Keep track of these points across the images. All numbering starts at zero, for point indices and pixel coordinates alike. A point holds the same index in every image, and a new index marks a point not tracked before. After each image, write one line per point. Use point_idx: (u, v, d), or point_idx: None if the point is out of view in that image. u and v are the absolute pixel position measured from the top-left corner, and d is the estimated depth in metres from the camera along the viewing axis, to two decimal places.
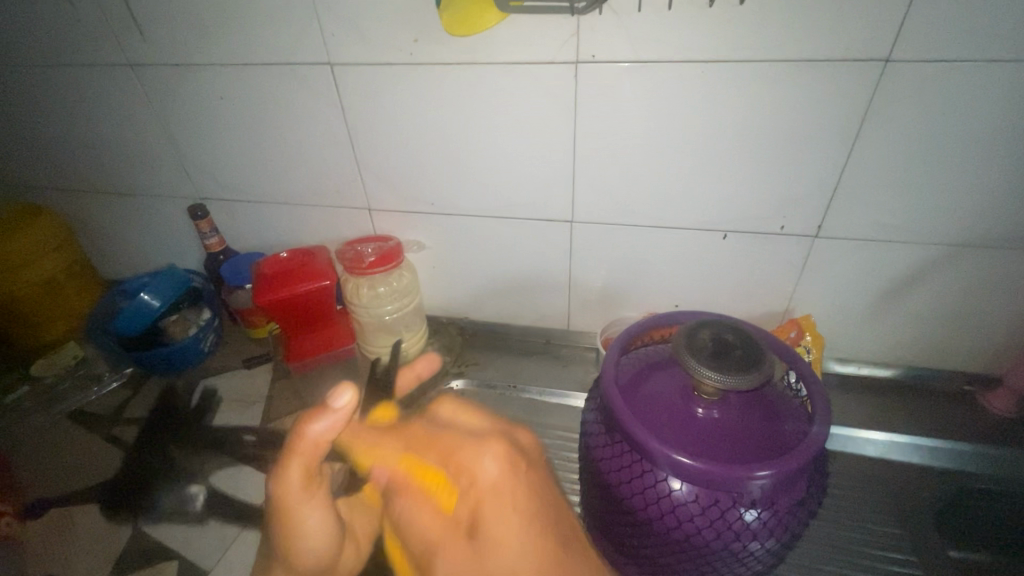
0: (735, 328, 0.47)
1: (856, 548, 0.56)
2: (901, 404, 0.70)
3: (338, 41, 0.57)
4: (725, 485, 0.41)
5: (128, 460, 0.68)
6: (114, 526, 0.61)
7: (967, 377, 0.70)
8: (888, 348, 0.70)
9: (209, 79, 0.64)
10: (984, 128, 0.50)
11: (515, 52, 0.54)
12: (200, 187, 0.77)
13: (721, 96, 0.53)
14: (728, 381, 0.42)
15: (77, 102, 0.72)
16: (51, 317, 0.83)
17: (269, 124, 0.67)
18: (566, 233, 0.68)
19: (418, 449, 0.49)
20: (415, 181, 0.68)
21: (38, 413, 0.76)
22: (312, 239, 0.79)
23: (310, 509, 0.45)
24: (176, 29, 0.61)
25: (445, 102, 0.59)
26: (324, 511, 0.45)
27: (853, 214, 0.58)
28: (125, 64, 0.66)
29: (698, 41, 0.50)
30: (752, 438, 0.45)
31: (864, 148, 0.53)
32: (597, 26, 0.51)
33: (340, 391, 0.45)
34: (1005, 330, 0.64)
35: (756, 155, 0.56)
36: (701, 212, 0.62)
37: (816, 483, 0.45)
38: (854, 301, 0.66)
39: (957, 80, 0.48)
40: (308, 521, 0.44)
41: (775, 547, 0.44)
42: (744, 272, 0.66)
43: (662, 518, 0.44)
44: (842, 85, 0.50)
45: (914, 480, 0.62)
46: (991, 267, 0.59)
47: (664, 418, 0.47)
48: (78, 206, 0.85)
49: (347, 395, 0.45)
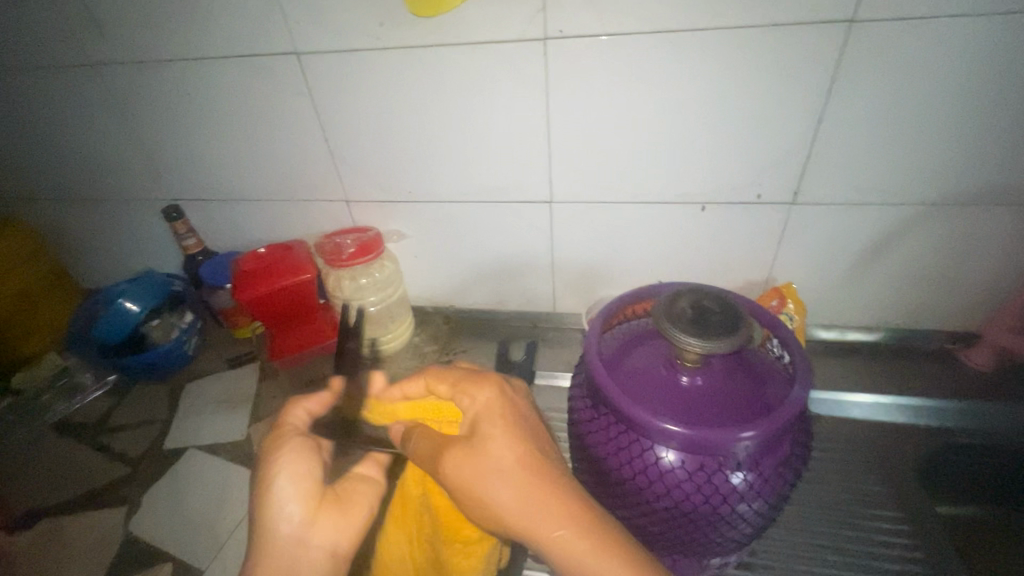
0: (713, 294, 0.47)
1: (848, 508, 0.57)
2: (884, 366, 0.71)
3: (303, 28, 0.56)
4: (711, 448, 0.42)
5: (115, 468, 0.67)
6: (105, 533, 0.60)
7: (948, 335, 0.71)
8: (868, 312, 0.72)
9: (172, 74, 0.63)
10: (949, 85, 0.51)
11: (482, 32, 0.53)
12: (173, 188, 0.76)
13: (691, 67, 0.53)
14: (709, 346, 0.42)
15: (38, 106, 0.70)
16: (29, 329, 0.81)
17: (238, 119, 0.66)
18: (546, 214, 0.67)
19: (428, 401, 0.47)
20: (390, 170, 0.67)
21: (21, 427, 0.74)
22: (292, 234, 0.78)
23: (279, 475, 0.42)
24: (135, 24, 0.60)
25: (414, 87, 0.59)
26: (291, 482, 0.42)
27: (826, 180, 0.59)
28: (85, 64, 0.64)
29: (665, 11, 0.50)
30: (736, 403, 0.46)
31: (834, 112, 0.54)
32: (563, 1, 0.51)
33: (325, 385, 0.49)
34: (980, 286, 0.65)
35: (730, 124, 0.56)
36: (678, 186, 0.62)
37: (801, 443, 0.46)
38: (834, 267, 0.67)
39: (921, 38, 0.48)
40: (277, 476, 0.42)
41: (763, 508, 0.44)
42: (723, 244, 0.67)
43: (650, 487, 0.44)
44: (809, 48, 0.50)
45: (899, 439, 0.63)
46: (965, 224, 0.60)
47: (649, 389, 0.48)
48: (47, 214, 0.83)
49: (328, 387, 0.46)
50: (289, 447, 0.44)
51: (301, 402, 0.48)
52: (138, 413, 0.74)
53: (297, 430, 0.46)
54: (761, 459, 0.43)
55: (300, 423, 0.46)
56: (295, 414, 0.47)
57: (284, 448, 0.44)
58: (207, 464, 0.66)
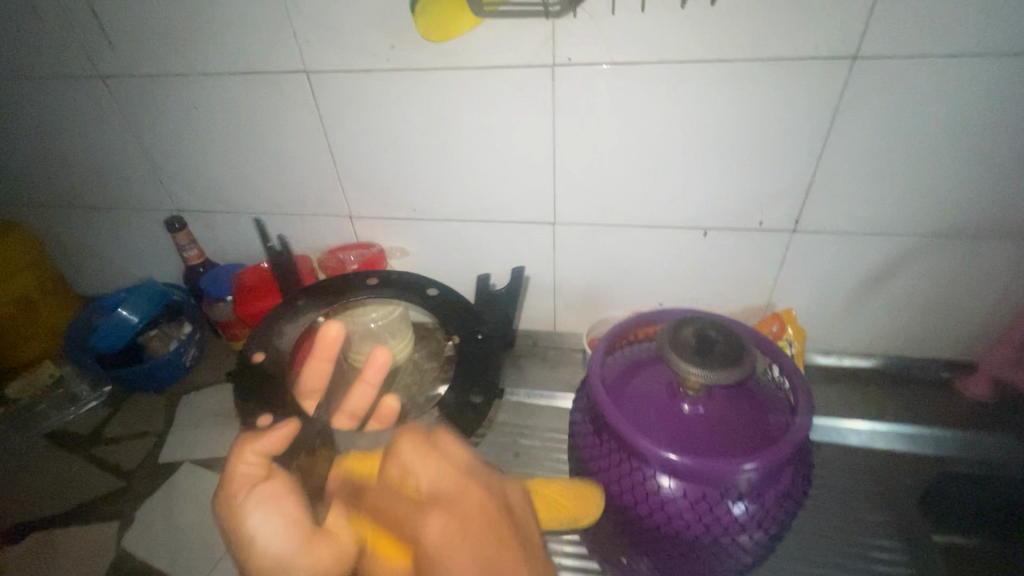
0: (717, 323, 0.47)
1: (848, 537, 0.57)
2: (882, 393, 0.71)
3: (315, 47, 0.57)
4: (713, 478, 0.42)
5: (109, 480, 0.66)
6: (97, 548, 0.59)
7: (945, 363, 0.71)
8: (866, 339, 0.72)
9: (182, 88, 0.63)
10: (949, 121, 0.52)
11: (491, 56, 0.54)
12: (177, 199, 0.76)
13: (697, 96, 0.53)
14: (713, 376, 0.42)
15: (44, 114, 0.70)
16: (26, 337, 0.81)
17: (246, 134, 0.66)
18: (550, 235, 0.68)
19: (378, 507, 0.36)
20: (395, 188, 0.67)
21: (14, 436, 0.74)
22: (294, 248, 0.78)
23: (253, 526, 0.36)
24: (147, 38, 0.60)
25: (422, 107, 0.59)
26: (271, 530, 0.37)
27: (828, 209, 0.60)
28: (95, 75, 0.65)
29: (672, 41, 0.51)
30: (736, 431, 0.46)
31: (836, 144, 0.55)
32: (572, 28, 0.51)
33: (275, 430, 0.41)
34: (976, 316, 0.66)
35: (735, 150, 0.57)
36: (681, 211, 0.63)
37: (801, 474, 0.46)
38: (834, 294, 0.68)
39: (921, 76, 0.49)
40: (256, 538, 0.36)
41: (763, 539, 0.44)
42: (724, 269, 0.67)
43: (652, 515, 0.44)
44: (813, 82, 0.51)
45: (897, 468, 0.63)
46: (964, 254, 0.61)
47: (651, 415, 0.48)
48: (48, 221, 0.82)
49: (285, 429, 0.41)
50: (257, 500, 0.38)
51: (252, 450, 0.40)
52: (134, 425, 0.73)
53: (254, 482, 0.39)
54: (763, 490, 0.43)
55: (257, 473, 0.39)
56: (247, 468, 0.39)
57: (256, 507, 0.37)
58: (202, 479, 0.65)
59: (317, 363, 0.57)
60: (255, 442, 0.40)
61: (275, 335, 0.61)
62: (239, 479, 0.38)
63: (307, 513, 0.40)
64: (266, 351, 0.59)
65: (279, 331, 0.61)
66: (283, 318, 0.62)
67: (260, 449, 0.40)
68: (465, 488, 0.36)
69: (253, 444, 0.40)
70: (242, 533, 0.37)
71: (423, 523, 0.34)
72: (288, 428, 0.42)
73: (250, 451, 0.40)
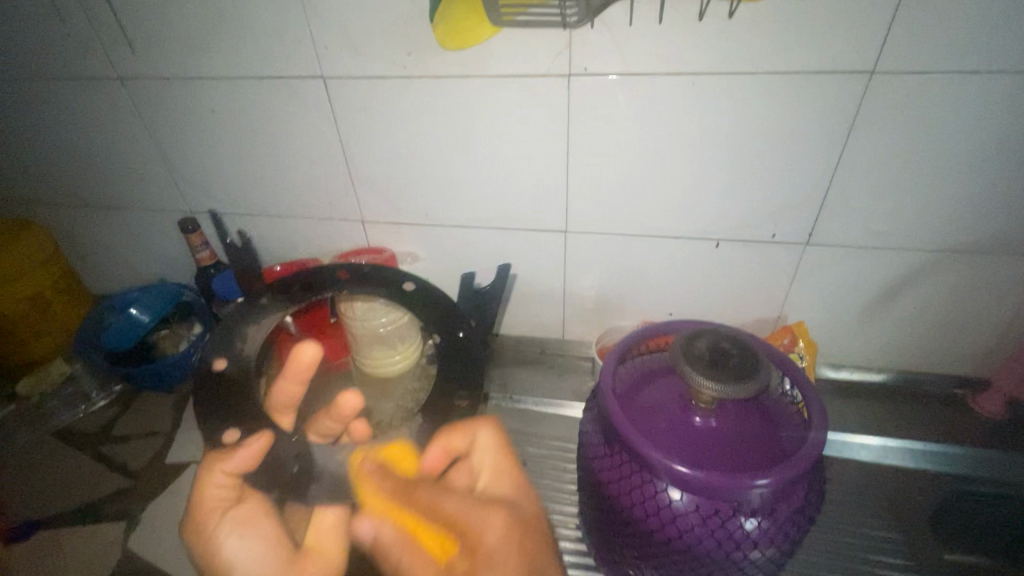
0: (730, 336, 0.47)
1: (857, 554, 0.56)
2: (893, 408, 0.71)
3: (332, 54, 0.57)
4: (725, 494, 0.41)
5: (116, 480, 0.67)
6: (103, 548, 0.59)
7: (957, 380, 0.71)
8: (878, 353, 0.72)
9: (200, 92, 0.64)
10: (966, 137, 0.51)
11: (508, 65, 0.54)
12: (191, 201, 0.76)
13: (714, 107, 0.53)
14: (726, 390, 0.42)
15: (62, 115, 0.71)
16: (38, 334, 0.81)
17: (261, 138, 0.67)
18: (561, 243, 0.68)
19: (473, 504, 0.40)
20: (408, 194, 0.68)
21: (25, 432, 0.74)
22: (306, 251, 0.78)
23: (229, 541, 0.41)
24: (167, 41, 0.61)
25: (437, 114, 0.60)
26: (243, 538, 0.41)
27: (842, 222, 0.59)
28: (114, 78, 0.66)
29: (687, 54, 0.51)
30: (749, 446, 0.46)
31: (851, 158, 0.55)
32: (589, 39, 0.52)
33: (230, 433, 0.46)
34: (990, 333, 0.66)
35: (749, 163, 0.57)
36: (693, 222, 0.62)
37: (814, 490, 0.46)
38: (846, 307, 0.67)
39: (940, 90, 0.49)
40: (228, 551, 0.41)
41: (774, 555, 0.44)
42: (735, 280, 0.67)
43: (663, 529, 0.44)
44: (830, 96, 0.51)
45: (909, 484, 0.62)
46: (979, 271, 0.60)
47: (663, 428, 0.48)
48: (64, 220, 0.83)
49: (235, 433, 0.46)
50: (225, 525, 0.42)
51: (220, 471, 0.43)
52: (143, 424, 0.74)
53: (225, 503, 0.43)
54: (775, 506, 0.43)
55: (225, 496, 0.43)
56: (214, 488, 0.43)
57: (219, 524, 0.41)
58: None
59: (290, 383, 0.52)
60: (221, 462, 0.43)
61: (240, 338, 0.53)
62: (203, 502, 0.42)
63: (277, 530, 0.43)
64: (229, 357, 0.52)
65: (242, 335, 0.54)
66: (241, 323, 0.54)
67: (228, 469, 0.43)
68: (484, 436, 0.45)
69: (218, 464, 0.43)
70: (199, 546, 0.41)
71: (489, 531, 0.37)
72: (259, 442, 0.44)
73: (217, 470, 0.43)
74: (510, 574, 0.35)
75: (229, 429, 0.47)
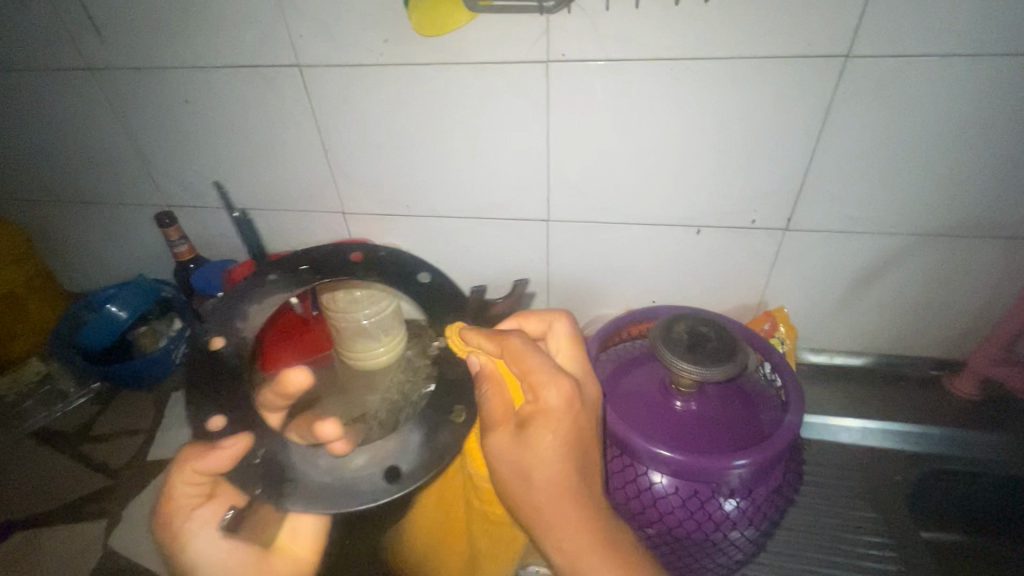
0: (709, 320, 0.47)
1: (837, 534, 0.57)
2: (873, 391, 0.72)
3: (307, 41, 0.56)
4: (705, 475, 0.42)
5: (98, 479, 0.66)
6: (85, 548, 0.59)
7: (934, 361, 0.72)
8: (857, 337, 0.73)
9: (172, 81, 0.63)
10: (939, 121, 0.52)
11: (484, 52, 0.54)
12: (167, 195, 0.75)
13: (692, 93, 0.53)
14: (705, 373, 0.43)
15: (30, 107, 0.69)
16: (12, 333, 0.79)
17: (237, 128, 0.65)
18: (544, 231, 0.68)
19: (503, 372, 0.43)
20: (389, 185, 0.67)
21: (1, 433, 0.73)
22: (286, 244, 0.77)
23: (197, 540, 0.46)
24: (136, 29, 0.59)
25: (416, 103, 0.59)
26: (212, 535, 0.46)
27: (820, 208, 0.60)
28: (83, 68, 0.64)
29: (664, 39, 0.51)
30: (729, 429, 0.46)
31: (828, 142, 0.55)
32: (566, 24, 0.51)
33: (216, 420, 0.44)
34: (965, 315, 0.67)
35: (728, 149, 0.57)
36: (675, 209, 0.63)
37: (792, 471, 0.47)
38: (825, 292, 0.68)
39: (913, 75, 0.50)
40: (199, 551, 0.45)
41: (754, 535, 0.45)
42: (717, 267, 0.67)
43: (644, 512, 0.44)
44: (806, 80, 0.51)
45: (887, 465, 0.63)
46: (953, 254, 0.61)
47: (644, 413, 0.48)
48: (37, 216, 0.81)
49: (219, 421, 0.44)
50: (193, 521, 0.46)
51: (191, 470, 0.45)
52: (123, 423, 0.73)
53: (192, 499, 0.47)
54: (754, 487, 0.44)
55: (195, 493, 0.47)
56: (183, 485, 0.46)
57: (187, 521, 0.46)
58: None
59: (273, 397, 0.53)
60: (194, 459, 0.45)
61: (240, 316, 0.46)
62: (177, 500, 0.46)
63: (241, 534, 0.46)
64: (227, 337, 0.44)
65: (243, 316, 0.46)
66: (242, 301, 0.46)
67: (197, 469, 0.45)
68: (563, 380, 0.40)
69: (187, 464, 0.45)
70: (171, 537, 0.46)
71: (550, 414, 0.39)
72: (238, 446, 0.44)
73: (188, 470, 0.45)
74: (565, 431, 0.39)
75: (214, 423, 0.43)
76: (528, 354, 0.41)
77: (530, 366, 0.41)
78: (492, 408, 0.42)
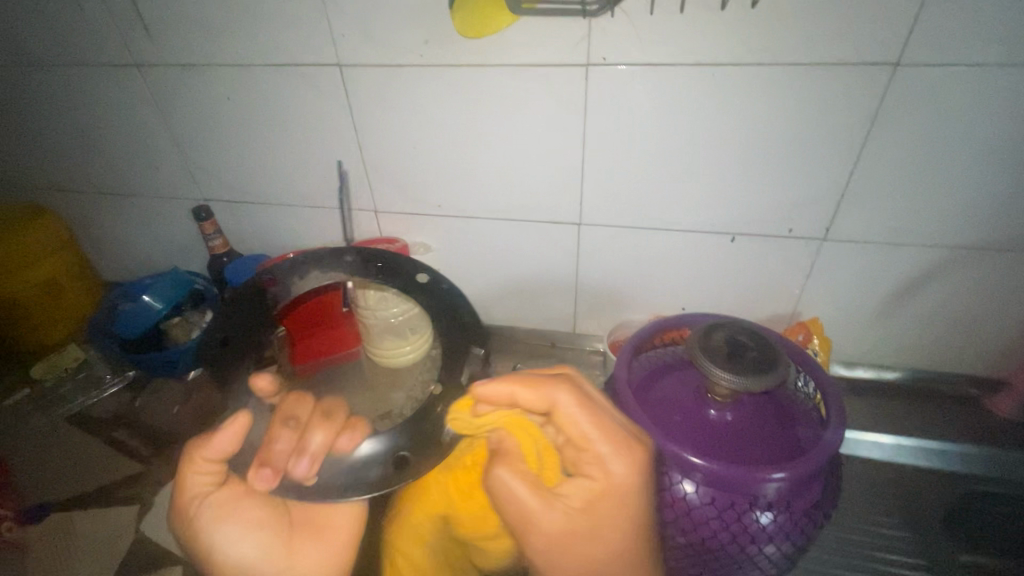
0: (748, 329, 0.47)
1: (865, 552, 0.56)
2: (907, 407, 0.70)
3: (349, 42, 0.57)
4: (741, 487, 0.41)
5: (129, 465, 0.67)
6: (118, 531, 0.61)
7: (972, 380, 0.70)
8: (891, 351, 0.71)
9: (215, 78, 0.64)
10: (990, 133, 0.51)
11: (523, 55, 0.54)
12: (204, 189, 0.76)
13: (734, 99, 0.53)
14: (743, 383, 0.42)
15: (79, 101, 0.71)
16: (51, 320, 0.82)
17: (275, 125, 0.66)
18: (574, 235, 0.68)
19: (523, 426, 0.44)
20: (421, 184, 0.68)
21: (38, 416, 0.75)
22: (318, 240, 0.78)
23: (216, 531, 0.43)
24: (183, 28, 0.61)
25: (451, 105, 0.59)
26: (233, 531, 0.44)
27: (862, 218, 0.59)
28: (130, 64, 0.66)
29: (707, 45, 0.50)
30: (765, 440, 0.46)
31: (871, 152, 0.54)
32: (609, 28, 0.51)
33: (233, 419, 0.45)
34: (1007, 332, 0.65)
35: (767, 157, 0.56)
36: (711, 216, 0.62)
37: (831, 486, 0.46)
38: (861, 305, 0.67)
39: (963, 85, 0.48)
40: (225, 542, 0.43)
41: (790, 550, 0.44)
42: (749, 276, 0.67)
43: (676, 521, 0.44)
44: (854, 86, 0.50)
45: (922, 485, 0.62)
46: (997, 269, 0.60)
47: (677, 420, 0.48)
48: (79, 207, 0.84)
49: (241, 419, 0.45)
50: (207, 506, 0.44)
51: (204, 458, 0.44)
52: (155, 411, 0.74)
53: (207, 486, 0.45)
54: (791, 500, 0.43)
55: (209, 478, 0.45)
56: (196, 476, 0.45)
57: (198, 506, 0.44)
58: None
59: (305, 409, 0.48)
60: (199, 448, 0.44)
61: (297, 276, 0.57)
62: (186, 489, 0.44)
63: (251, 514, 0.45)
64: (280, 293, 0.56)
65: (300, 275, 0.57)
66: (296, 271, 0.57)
67: (207, 456, 0.45)
68: (631, 451, 0.41)
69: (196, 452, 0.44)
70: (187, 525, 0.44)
71: (614, 480, 0.41)
72: (236, 429, 0.44)
73: (197, 458, 0.44)
74: (631, 502, 0.41)
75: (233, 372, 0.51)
76: (583, 420, 0.42)
77: (601, 428, 0.42)
78: (527, 490, 0.40)
